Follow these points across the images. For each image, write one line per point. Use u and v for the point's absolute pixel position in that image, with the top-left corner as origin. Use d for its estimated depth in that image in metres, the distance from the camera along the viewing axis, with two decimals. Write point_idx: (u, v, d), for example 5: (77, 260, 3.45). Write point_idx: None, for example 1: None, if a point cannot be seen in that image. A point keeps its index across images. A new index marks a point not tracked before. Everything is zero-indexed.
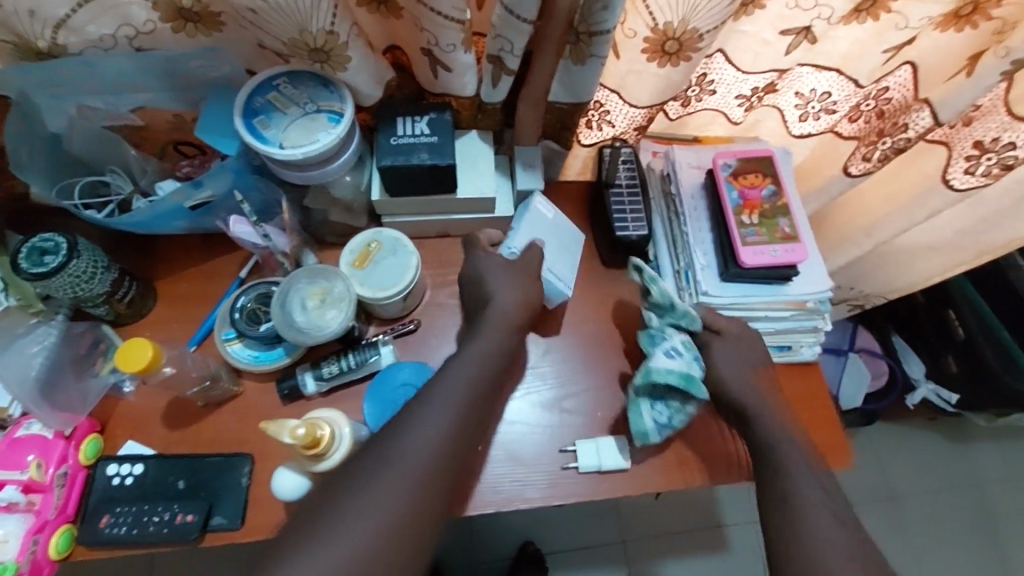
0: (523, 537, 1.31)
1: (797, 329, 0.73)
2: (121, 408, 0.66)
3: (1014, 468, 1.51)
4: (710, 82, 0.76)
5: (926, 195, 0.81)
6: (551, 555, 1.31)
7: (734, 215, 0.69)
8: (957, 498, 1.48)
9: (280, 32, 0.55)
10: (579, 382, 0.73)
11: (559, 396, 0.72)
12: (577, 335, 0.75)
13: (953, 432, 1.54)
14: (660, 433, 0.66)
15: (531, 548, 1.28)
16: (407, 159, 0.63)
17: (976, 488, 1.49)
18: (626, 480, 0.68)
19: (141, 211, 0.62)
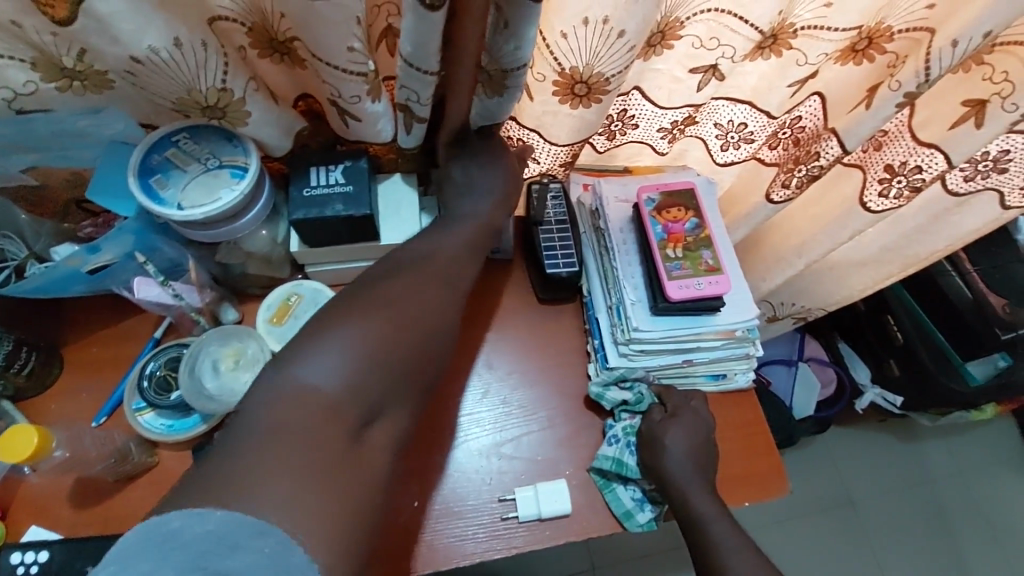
0: (491, 574, 1.29)
1: (729, 358, 0.74)
2: (22, 489, 0.62)
3: (961, 463, 1.56)
4: (631, 117, 0.77)
5: (846, 216, 0.83)
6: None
7: (659, 249, 0.70)
8: (911, 498, 1.52)
9: (169, 92, 0.53)
10: (517, 424, 0.71)
11: (498, 441, 0.70)
12: (514, 374, 0.74)
13: (904, 432, 1.58)
14: (643, 511, 0.67)
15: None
16: (321, 211, 0.62)
17: (929, 486, 1.54)
18: (569, 525, 0.67)
19: (31, 278, 0.59)
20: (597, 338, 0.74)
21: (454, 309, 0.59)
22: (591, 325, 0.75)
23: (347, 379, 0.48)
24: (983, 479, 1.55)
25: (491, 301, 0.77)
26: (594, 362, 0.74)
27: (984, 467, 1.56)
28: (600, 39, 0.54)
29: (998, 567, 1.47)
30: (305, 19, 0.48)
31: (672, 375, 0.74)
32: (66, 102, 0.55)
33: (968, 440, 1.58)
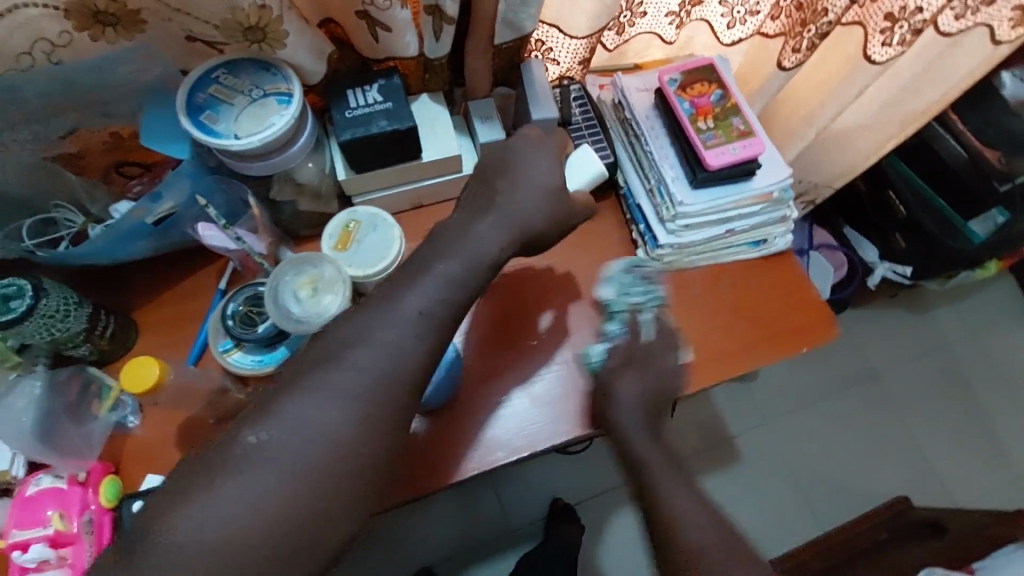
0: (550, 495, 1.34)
1: (768, 222, 0.77)
2: (130, 446, 0.63)
3: (972, 324, 1.63)
4: (639, 4, 0.77)
5: (852, 74, 0.86)
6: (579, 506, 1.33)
7: (690, 123, 0.72)
8: (929, 362, 1.59)
9: (212, 14, 0.53)
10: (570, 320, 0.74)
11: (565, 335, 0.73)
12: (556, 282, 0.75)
13: (916, 304, 1.64)
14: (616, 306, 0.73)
15: (559, 504, 1.29)
16: (367, 129, 0.63)
17: (945, 349, 1.61)
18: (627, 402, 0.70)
19: (98, 236, 0.60)
20: (641, 222, 0.77)
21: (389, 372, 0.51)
22: (632, 213, 0.78)
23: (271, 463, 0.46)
24: (993, 336, 1.62)
25: None
26: (643, 246, 0.77)
27: (993, 324, 1.64)
28: None
29: (1016, 410, 1.56)
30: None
31: (716, 247, 0.78)
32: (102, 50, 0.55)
33: (973, 301, 1.66)
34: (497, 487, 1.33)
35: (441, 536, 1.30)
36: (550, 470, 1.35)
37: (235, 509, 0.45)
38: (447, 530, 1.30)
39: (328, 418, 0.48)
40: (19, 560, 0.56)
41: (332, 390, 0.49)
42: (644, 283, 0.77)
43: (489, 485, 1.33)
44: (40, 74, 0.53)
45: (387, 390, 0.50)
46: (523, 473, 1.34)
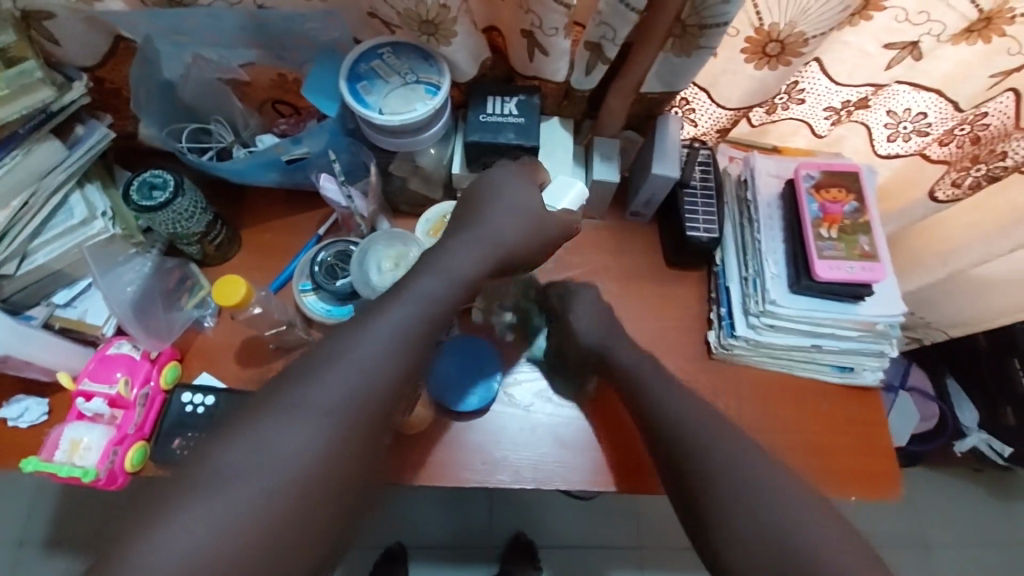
0: (516, 529, 1.29)
1: (861, 352, 0.72)
2: (200, 341, 0.70)
3: None
4: (800, 90, 0.74)
5: (1010, 227, 0.77)
6: (547, 549, 1.28)
7: (812, 226, 0.68)
8: (998, 561, 1.37)
9: (398, 3, 0.58)
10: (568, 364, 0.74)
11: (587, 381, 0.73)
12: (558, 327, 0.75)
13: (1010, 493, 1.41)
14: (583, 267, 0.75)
15: (523, 539, 1.26)
16: (495, 137, 0.65)
17: None
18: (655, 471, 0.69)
19: (239, 161, 0.67)
20: (725, 307, 0.74)
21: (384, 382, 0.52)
22: (718, 294, 0.75)
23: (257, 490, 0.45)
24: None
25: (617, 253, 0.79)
26: (717, 330, 0.74)
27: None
28: None
29: None
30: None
31: (795, 358, 0.72)
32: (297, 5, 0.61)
33: None
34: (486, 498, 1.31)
35: (411, 522, 1.28)
36: (539, 504, 1.31)
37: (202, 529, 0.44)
38: (423, 520, 1.29)
39: (314, 426, 0.48)
40: (79, 407, 0.63)
41: (304, 411, 0.49)
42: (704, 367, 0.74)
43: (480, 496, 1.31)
44: (243, 11, 0.60)
45: (376, 389, 0.51)
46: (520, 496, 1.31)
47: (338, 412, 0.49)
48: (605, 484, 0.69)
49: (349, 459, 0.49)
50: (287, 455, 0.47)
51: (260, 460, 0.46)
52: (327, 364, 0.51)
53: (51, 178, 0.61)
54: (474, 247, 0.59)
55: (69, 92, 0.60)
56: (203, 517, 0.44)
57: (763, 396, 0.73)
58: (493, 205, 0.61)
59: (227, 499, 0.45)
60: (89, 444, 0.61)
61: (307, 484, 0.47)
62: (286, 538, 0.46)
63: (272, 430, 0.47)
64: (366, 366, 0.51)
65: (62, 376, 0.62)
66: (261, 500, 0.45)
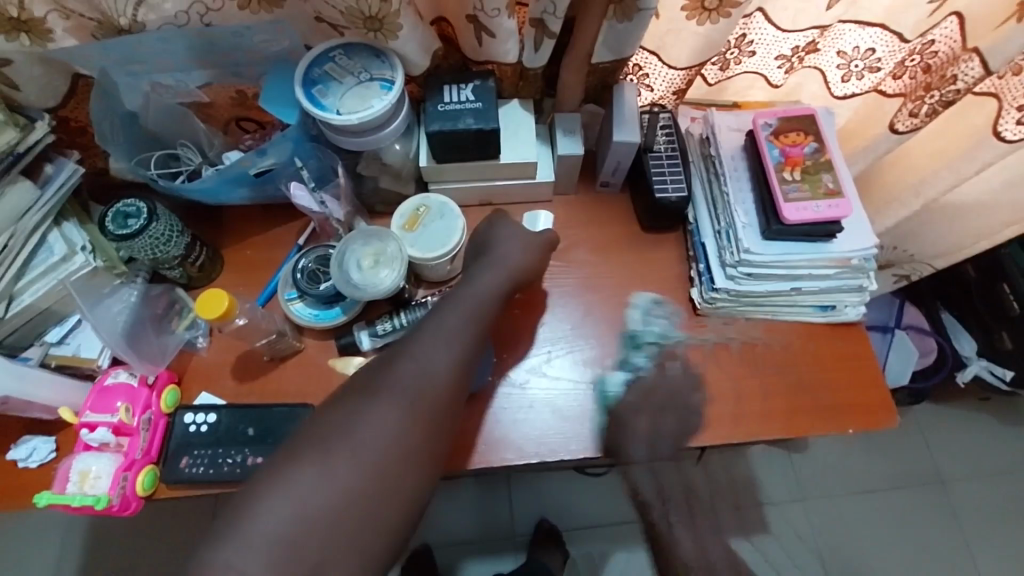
0: (537, 515, 1.31)
1: (841, 289, 0.73)
2: (195, 362, 0.71)
3: None
4: (749, 43, 0.76)
5: (973, 149, 0.78)
6: (570, 532, 1.29)
7: (776, 172, 0.69)
8: (1016, 486, 1.37)
9: (339, 2, 0.59)
10: (563, 339, 0.75)
11: (600, 354, 0.74)
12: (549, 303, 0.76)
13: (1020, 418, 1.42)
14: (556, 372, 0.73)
15: (545, 525, 1.27)
16: (454, 124, 0.66)
17: None
18: (655, 429, 0.71)
19: (207, 180, 0.68)
20: (702, 262, 0.75)
21: (444, 379, 0.57)
22: (695, 251, 0.76)
23: (343, 473, 0.50)
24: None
25: (592, 226, 0.80)
26: (699, 286, 0.75)
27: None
28: None
29: None
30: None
31: (777, 303, 0.74)
32: (243, 19, 0.62)
33: None
34: (504, 489, 1.32)
35: (431, 523, 1.29)
36: (556, 488, 1.32)
37: (295, 509, 0.47)
38: (443, 519, 1.30)
39: (388, 416, 0.53)
40: (84, 438, 0.64)
41: (376, 404, 0.54)
42: (690, 323, 0.76)
43: (497, 488, 1.32)
44: (191, 32, 0.62)
45: (438, 386, 0.56)
46: (537, 482, 1.33)
47: (409, 403, 0.54)
48: (608, 449, 0.70)
49: (417, 447, 0.54)
50: (371, 437, 0.52)
51: (345, 443, 0.51)
52: (402, 357, 0.57)
53: (28, 218, 0.62)
54: (495, 268, 0.66)
55: (34, 132, 0.61)
56: (295, 499, 0.48)
57: (757, 344, 0.74)
58: (503, 240, 0.70)
59: (319, 479, 0.49)
60: (100, 473, 0.63)
61: (383, 469, 0.51)
62: (369, 515, 0.50)
63: (356, 413, 0.53)
64: (426, 366, 0.57)
65: (63, 410, 0.63)
66: (346, 481, 0.49)
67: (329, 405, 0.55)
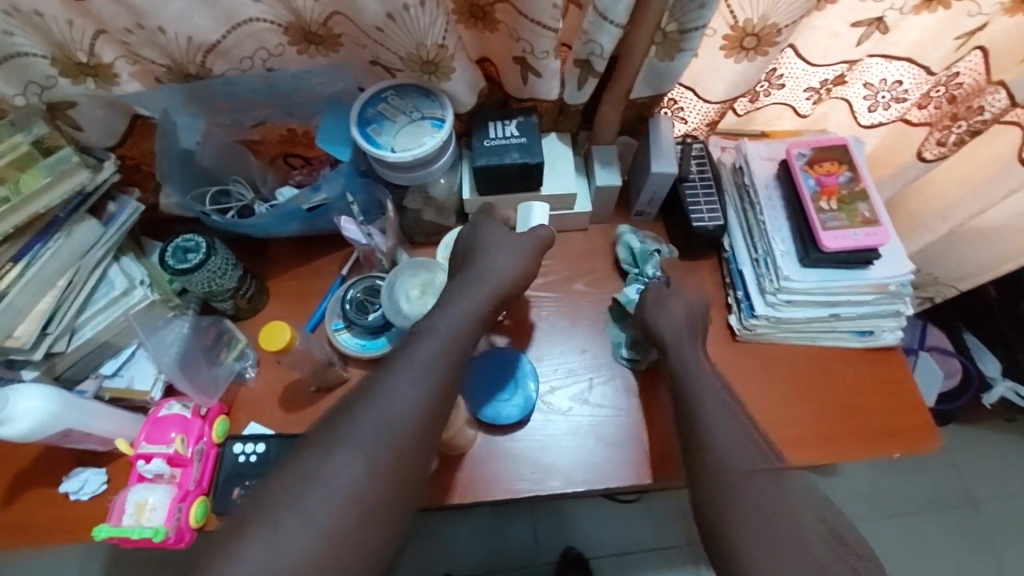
0: (563, 542, 1.29)
1: (878, 314, 0.74)
2: (244, 393, 0.72)
3: None
4: (779, 77, 0.78)
5: (1001, 176, 0.79)
6: (596, 560, 1.28)
7: (812, 201, 0.71)
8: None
9: (400, 49, 0.61)
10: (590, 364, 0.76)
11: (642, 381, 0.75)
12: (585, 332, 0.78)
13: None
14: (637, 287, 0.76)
15: (571, 552, 1.26)
16: (501, 158, 0.69)
17: None
18: None
19: (263, 215, 0.70)
20: (741, 289, 0.76)
21: (414, 413, 0.55)
22: (732, 278, 0.78)
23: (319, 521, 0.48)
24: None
25: None
26: (737, 312, 0.76)
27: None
28: None
29: None
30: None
31: (816, 329, 0.75)
32: (302, 63, 0.65)
33: None
34: (529, 516, 1.31)
35: (456, 551, 1.28)
36: (582, 514, 1.31)
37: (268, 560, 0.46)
38: (469, 546, 1.29)
39: (355, 456, 0.51)
40: (139, 470, 0.65)
41: (349, 445, 0.52)
42: (729, 349, 0.77)
43: (522, 515, 1.31)
44: (254, 76, 0.65)
45: (409, 420, 0.55)
46: (561, 508, 1.31)
47: (375, 444, 0.52)
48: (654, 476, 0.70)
49: (392, 485, 0.52)
50: (338, 483, 0.50)
51: (315, 491, 0.49)
52: (370, 399, 0.55)
53: (92, 254, 0.64)
54: (476, 286, 0.63)
55: (103, 171, 0.63)
56: (264, 551, 0.46)
57: (797, 371, 0.75)
58: (488, 250, 0.66)
59: (280, 535, 0.47)
60: (155, 505, 0.63)
61: (356, 513, 0.50)
62: (347, 559, 0.49)
63: (321, 458, 0.51)
64: (395, 401, 0.55)
65: (120, 442, 0.64)
66: (315, 529, 0.48)
67: (298, 446, 0.53)
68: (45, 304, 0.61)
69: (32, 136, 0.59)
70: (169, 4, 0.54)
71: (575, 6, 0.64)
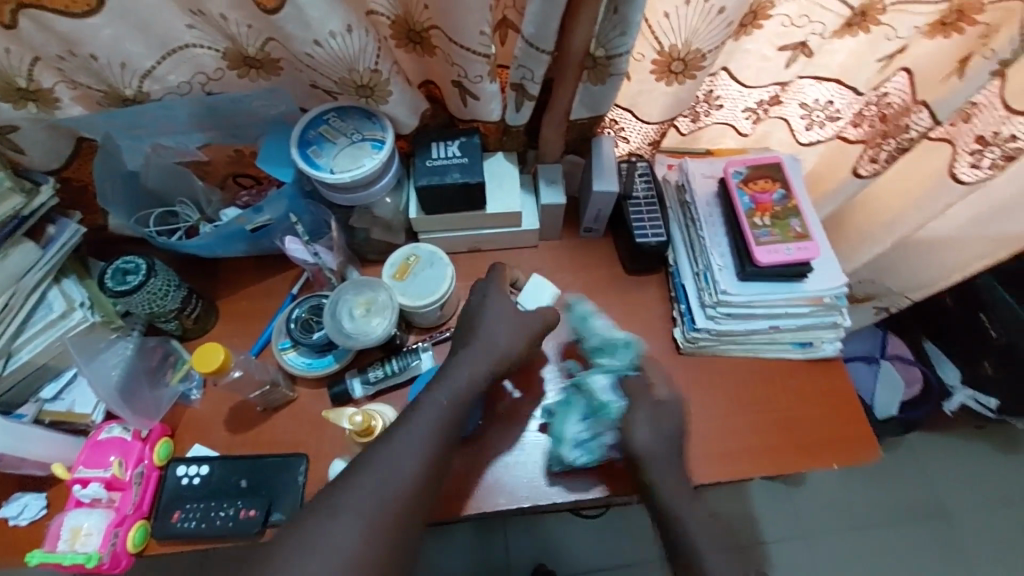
0: (534, 560, 1.28)
1: (816, 325, 0.76)
2: (189, 414, 0.72)
3: None
4: (717, 98, 0.81)
5: (937, 190, 0.82)
6: None
7: (747, 217, 0.73)
8: (1019, 518, 1.34)
9: (334, 73, 0.63)
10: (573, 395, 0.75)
11: None
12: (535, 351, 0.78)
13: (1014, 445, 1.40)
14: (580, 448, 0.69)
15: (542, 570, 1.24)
16: (442, 178, 0.70)
17: None
18: None
19: (207, 235, 0.71)
20: (684, 303, 0.78)
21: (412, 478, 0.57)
22: (677, 292, 0.80)
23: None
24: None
25: (575, 270, 0.83)
26: (681, 326, 0.78)
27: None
28: (700, 16, 0.60)
29: None
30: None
31: (757, 341, 0.76)
32: (243, 87, 0.67)
33: None
34: (500, 534, 1.30)
35: (427, 574, 1.26)
36: (553, 532, 1.30)
37: None
38: (439, 567, 1.27)
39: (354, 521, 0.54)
40: (76, 495, 0.64)
41: (348, 511, 0.54)
42: (674, 362, 0.78)
43: (494, 533, 1.30)
44: (193, 100, 0.66)
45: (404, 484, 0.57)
46: (533, 525, 1.30)
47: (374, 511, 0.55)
48: (599, 491, 0.71)
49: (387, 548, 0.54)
50: (335, 549, 0.52)
51: (319, 552, 0.52)
52: (370, 464, 0.57)
53: (28, 278, 0.64)
54: (478, 350, 0.66)
55: (38, 196, 0.64)
56: None
57: (738, 384, 0.76)
58: (490, 313, 0.69)
59: None
60: (90, 530, 0.63)
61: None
62: None
63: (322, 525, 0.53)
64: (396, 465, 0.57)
65: (58, 467, 0.63)
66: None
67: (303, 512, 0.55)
68: None
69: None
70: (100, 31, 0.55)
71: (511, 31, 0.66)
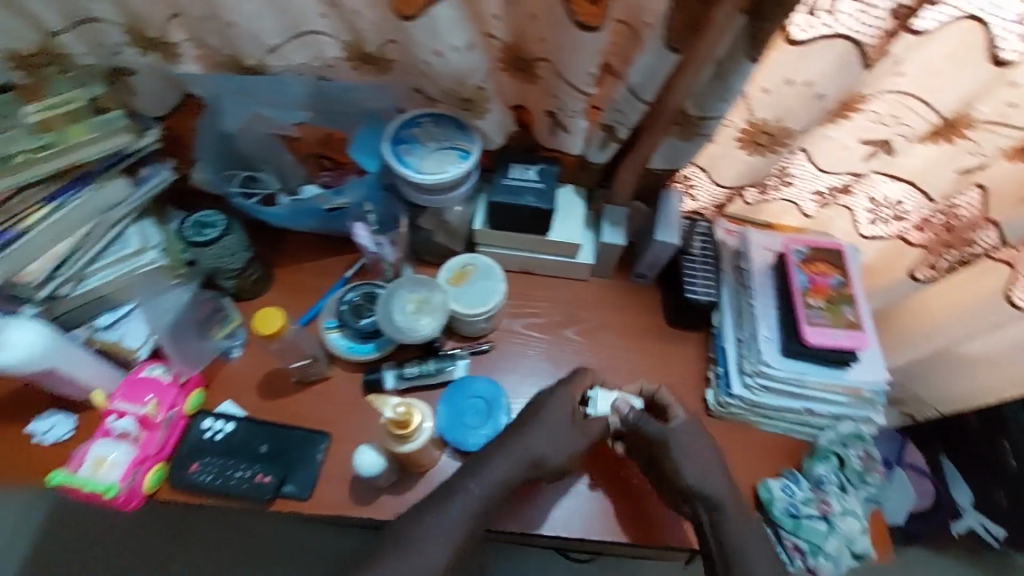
0: None
1: (848, 416, 0.76)
2: (225, 372, 0.75)
3: None
4: (789, 175, 0.83)
5: (990, 310, 0.81)
6: None
7: (801, 295, 0.74)
8: None
9: (444, 84, 0.65)
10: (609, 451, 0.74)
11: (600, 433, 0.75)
12: (565, 380, 0.78)
13: None
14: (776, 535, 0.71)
15: None
16: (517, 199, 0.73)
17: None
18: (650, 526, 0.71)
19: (287, 206, 0.75)
20: (722, 366, 0.78)
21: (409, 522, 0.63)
22: (716, 354, 0.80)
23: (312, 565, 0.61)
24: None
25: (617, 312, 0.85)
26: (715, 388, 0.78)
27: None
28: (798, 97, 0.62)
29: None
30: (549, 12, 0.59)
31: (788, 420, 0.76)
32: (354, 77, 0.70)
33: None
34: None
35: None
36: (537, 572, 1.12)
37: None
38: None
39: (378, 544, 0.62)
40: (107, 425, 0.65)
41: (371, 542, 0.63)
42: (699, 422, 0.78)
43: None
44: (307, 81, 0.70)
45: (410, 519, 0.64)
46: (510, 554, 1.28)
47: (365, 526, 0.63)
48: (602, 534, 0.70)
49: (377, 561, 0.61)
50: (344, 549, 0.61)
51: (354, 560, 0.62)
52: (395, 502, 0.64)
53: (112, 213, 0.66)
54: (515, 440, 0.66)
55: (143, 138, 0.65)
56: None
57: (759, 457, 0.76)
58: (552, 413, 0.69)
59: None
60: (114, 462, 0.64)
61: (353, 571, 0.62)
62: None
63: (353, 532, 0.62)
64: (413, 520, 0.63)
65: (97, 394, 0.66)
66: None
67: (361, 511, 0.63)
68: (61, 248, 0.63)
69: (91, 94, 0.63)
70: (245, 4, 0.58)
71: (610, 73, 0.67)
